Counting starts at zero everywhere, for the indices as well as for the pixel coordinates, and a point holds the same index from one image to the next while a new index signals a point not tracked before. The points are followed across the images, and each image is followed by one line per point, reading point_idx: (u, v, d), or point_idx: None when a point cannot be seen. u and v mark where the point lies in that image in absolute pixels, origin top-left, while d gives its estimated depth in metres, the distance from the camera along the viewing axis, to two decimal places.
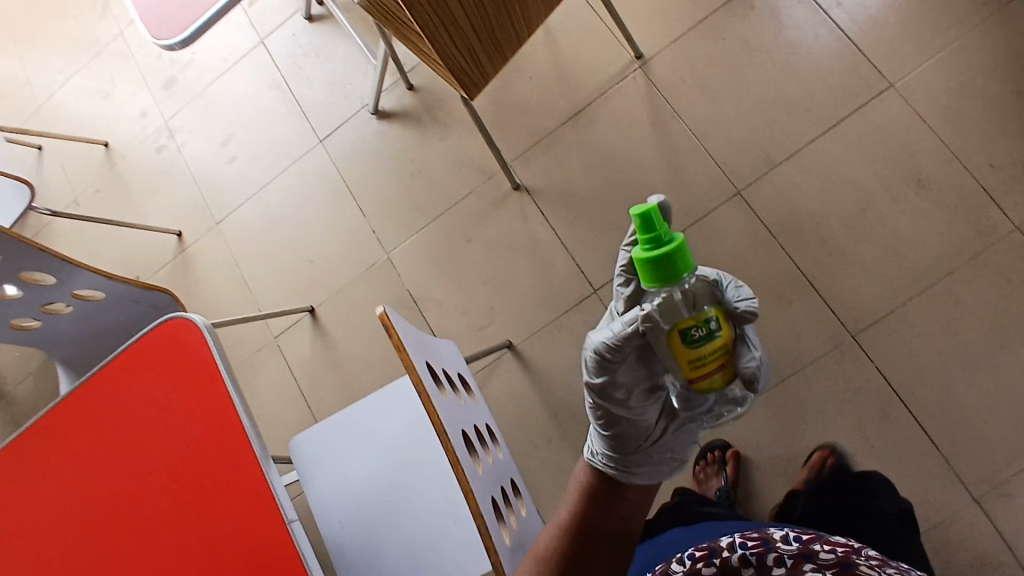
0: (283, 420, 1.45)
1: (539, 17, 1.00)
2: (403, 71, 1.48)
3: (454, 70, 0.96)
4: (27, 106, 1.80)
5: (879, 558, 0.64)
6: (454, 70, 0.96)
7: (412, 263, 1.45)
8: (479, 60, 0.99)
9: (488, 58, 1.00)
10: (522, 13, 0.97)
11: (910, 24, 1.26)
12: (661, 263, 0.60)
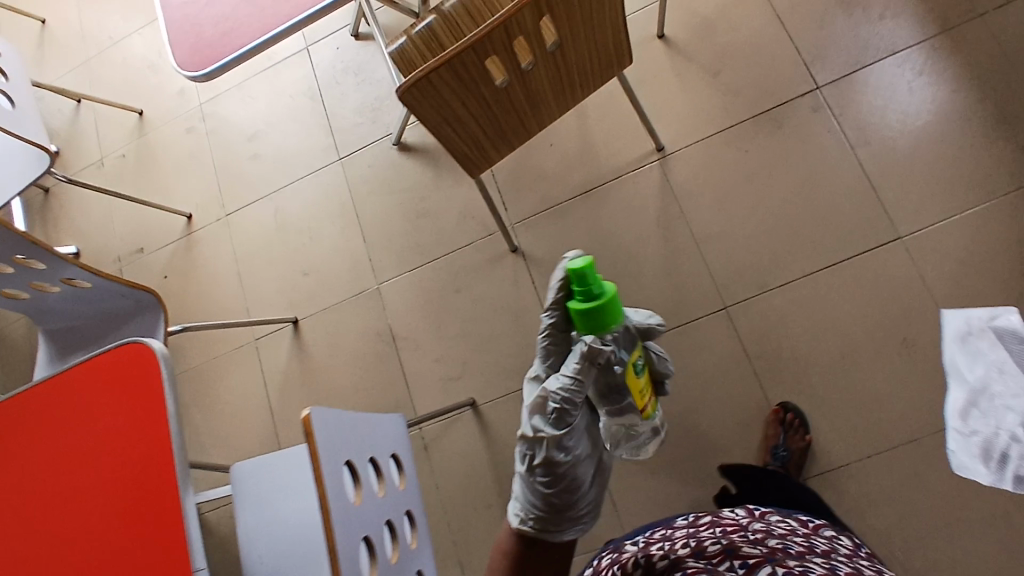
0: (248, 421, 1.50)
1: (551, 117, 1.01)
2: None
3: (454, 153, 0.98)
4: (75, 58, 1.85)
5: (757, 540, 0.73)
6: (455, 153, 0.98)
7: (399, 299, 1.47)
8: (483, 147, 1.00)
9: (493, 146, 1.01)
10: (533, 113, 0.98)
11: (932, 180, 1.25)
12: (598, 316, 0.77)
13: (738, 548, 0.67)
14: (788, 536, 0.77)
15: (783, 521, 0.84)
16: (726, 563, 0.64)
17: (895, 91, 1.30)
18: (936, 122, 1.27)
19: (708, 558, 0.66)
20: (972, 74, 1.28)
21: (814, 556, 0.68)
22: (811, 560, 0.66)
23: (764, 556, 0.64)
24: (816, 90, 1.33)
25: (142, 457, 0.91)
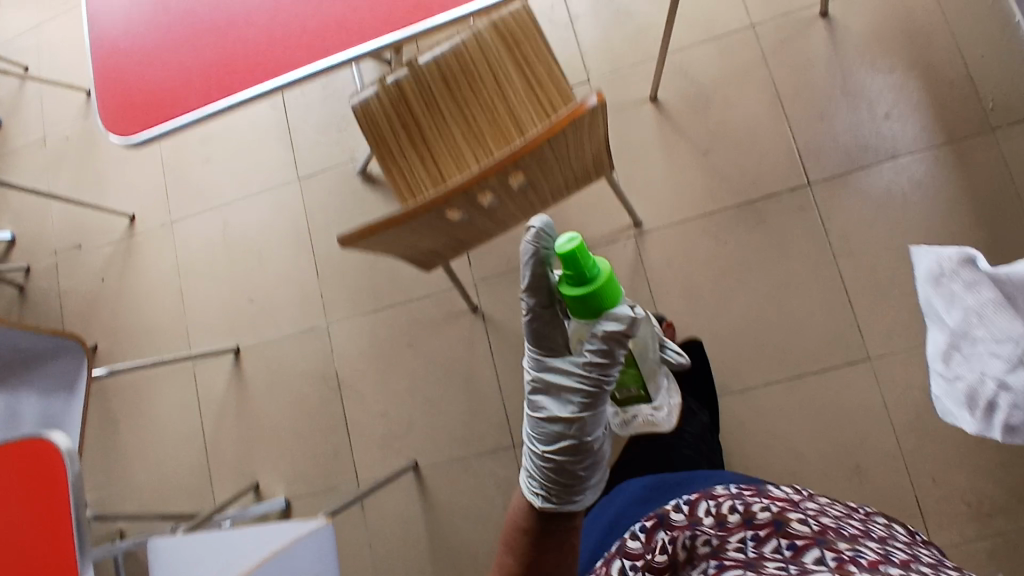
0: (178, 450, 1.43)
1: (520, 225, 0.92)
2: None
3: (411, 260, 0.90)
4: (25, 19, 1.68)
5: (822, 510, 0.68)
6: (411, 260, 0.90)
7: (348, 344, 1.40)
8: (443, 253, 0.92)
9: (455, 250, 0.93)
10: (500, 225, 0.89)
11: (913, 303, 1.21)
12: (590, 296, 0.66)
13: (789, 522, 0.64)
14: (842, 514, 0.69)
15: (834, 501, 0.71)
16: (772, 542, 0.62)
17: (890, 199, 1.24)
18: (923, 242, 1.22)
19: (756, 532, 0.64)
20: (972, 193, 1.22)
21: (871, 540, 0.63)
22: (863, 545, 0.61)
23: (813, 538, 0.61)
24: (808, 186, 1.27)
25: (42, 563, 0.85)
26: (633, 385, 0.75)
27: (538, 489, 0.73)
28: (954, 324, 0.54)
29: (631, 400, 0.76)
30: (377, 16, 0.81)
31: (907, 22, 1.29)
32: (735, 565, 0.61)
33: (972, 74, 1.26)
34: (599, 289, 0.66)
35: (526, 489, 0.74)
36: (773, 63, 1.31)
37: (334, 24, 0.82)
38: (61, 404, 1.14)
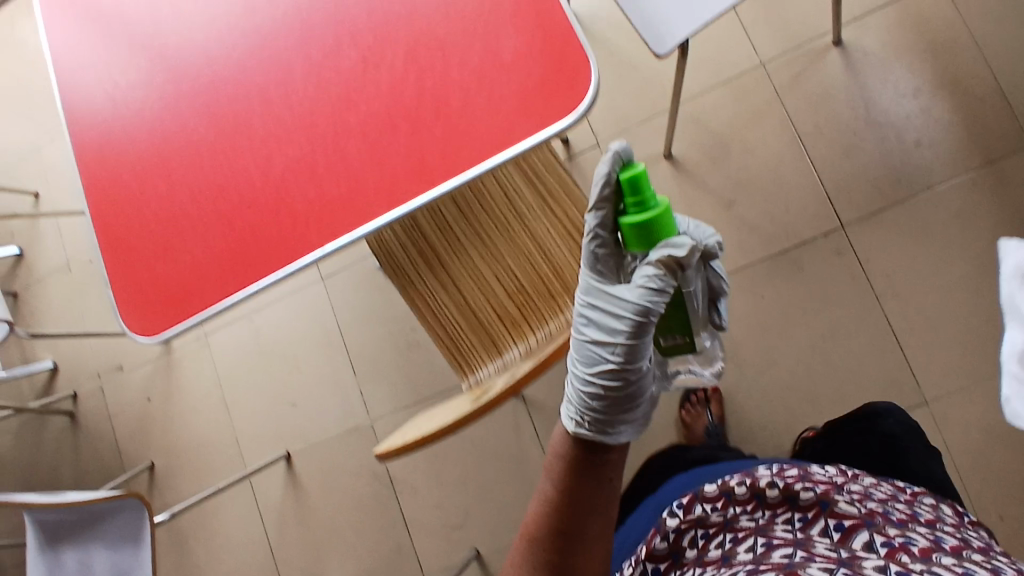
0: (244, 558, 1.46)
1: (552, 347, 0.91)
2: None
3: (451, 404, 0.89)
4: (27, 144, 1.68)
5: (866, 494, 0.69)
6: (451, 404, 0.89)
7: (393, 438, 1.40)
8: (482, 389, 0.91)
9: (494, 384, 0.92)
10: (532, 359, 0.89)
11: (964, 339, 1.16)
12: (649, 227, 0.62)
13: (834, 503, 0.65)
14: (888, 501, 0.70)
15: (879, 485, 0.74)
16: (820, 523, 0.64)
17: (928, 232, 1.18)
18: (967, 273, 1.16)
19: (802, 511, 0.66)
20: (1013, 216, 1.15)
21: (918, 524, 0.64)
22: (912, 528, 0.62)
23: (861, 519, 0.62)
24: (840, 228, 1.21)
25: None
26: (685, 328, 0.71)
27: (582, 421, 0.68)
28: None
29: (679, 348, 0.72)
30: (379, 190, 0.80)
31: (927, 37, 1.19)
32: (783, 542, 0.62)
33: (1003, 86, 1.16)
34: (654, 220, 0.62)
35: (566, 417, 0.70)
36: (789, 100, 1.24)
37: (335, 202, 0.81)
38: (130, 553, 1.16)
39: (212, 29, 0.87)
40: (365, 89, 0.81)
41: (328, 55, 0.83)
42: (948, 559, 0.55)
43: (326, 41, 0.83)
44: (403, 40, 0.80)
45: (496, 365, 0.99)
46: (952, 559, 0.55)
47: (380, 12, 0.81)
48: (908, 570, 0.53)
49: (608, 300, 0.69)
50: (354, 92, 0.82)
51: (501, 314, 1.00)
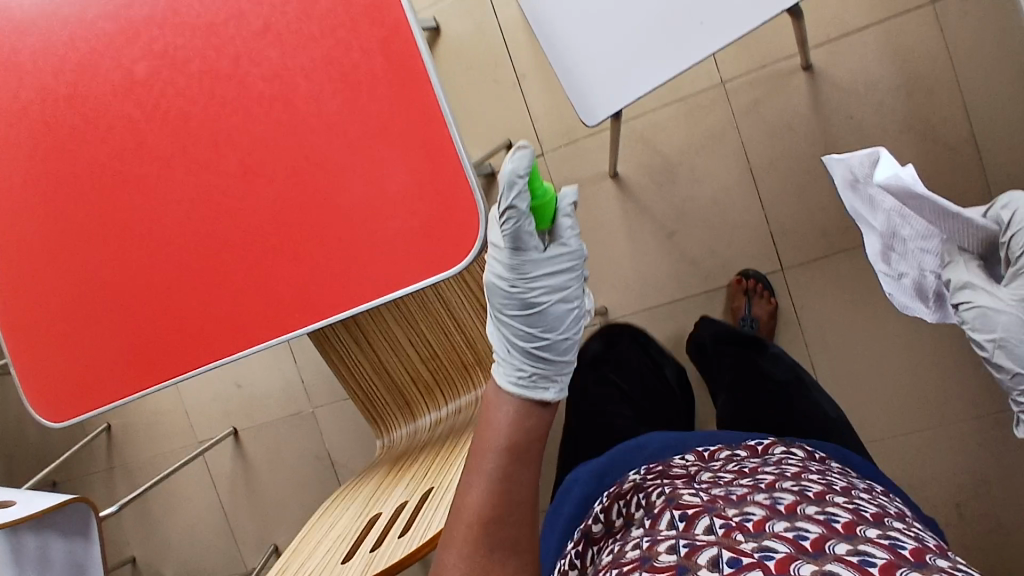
0: (200, 516, 1.57)
1: (460, 424, 0.92)
2: None
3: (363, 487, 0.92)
4: None
5: (714, 479, 0.76)
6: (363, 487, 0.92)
7: (333, 427, 1.45)
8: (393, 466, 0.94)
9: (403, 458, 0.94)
10: (439, 443, 0.90)
11: (889, 395, 1.15)
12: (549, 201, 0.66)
13: (679, 498, 0.71)
14: (734, 481, 0.75)
15: (732, 458, 0.83)
16: (666, 516, 0.69)
17: (868, 285, 1.13)
18: (903, 330, 1.13)
19: (656, 513, 0.71)
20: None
21: (757, 494, 0.69)
22: (746, 500, 0.67)
23: (702, 506, 0.68)
24: (780, 272, 1.17)
25: None
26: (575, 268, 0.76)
27: (541, 384, 0.70)
28: (882, 225, 0.77)
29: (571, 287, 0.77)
30: (267, 307, 0.78)
31: (902, 69, 1.08)
32: (631, 559, 0.64)
33: (977, 135, 1.07)
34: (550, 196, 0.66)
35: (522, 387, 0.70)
36: (744, 127, 1.15)
37: (225, 318, 0.80)
38: (83, 548, 1.26)
39: (92, 106, 0.81)
40: (251, 201, 0.77)
41: (211, 156, 0.78)
42: (778, 526, 0.61)
43: (207, 142, 0.78)
44: (286, 153, 0.75)
45: (410, 428, 1.02)
46: (780, 524, 0.61)
47: (261, 116, 0.75)
48: (737, 553, 0.58)
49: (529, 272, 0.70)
50: (238, 201, 0.78)
51: (417, 379, 1.01)
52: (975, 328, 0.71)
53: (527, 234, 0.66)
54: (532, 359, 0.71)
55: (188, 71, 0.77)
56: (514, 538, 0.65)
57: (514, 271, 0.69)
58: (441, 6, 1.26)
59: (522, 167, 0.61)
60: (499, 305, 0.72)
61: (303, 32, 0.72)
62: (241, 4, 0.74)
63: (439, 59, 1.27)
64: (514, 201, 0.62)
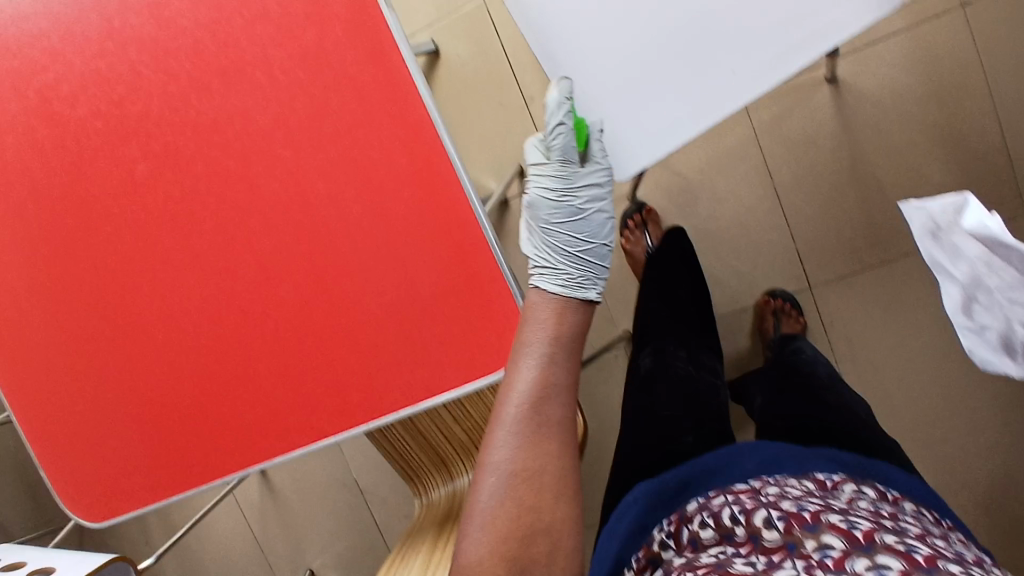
0: (233, 546, 1.58)
1: None
2: None
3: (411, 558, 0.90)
4: None
5: (784, 496, 0.64)
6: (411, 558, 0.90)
7: (358, 454, 1.45)
8: (439, 532, 0.92)
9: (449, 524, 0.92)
10: None
11: (924, 408, 1.12)
12: None
13: (761, 530, 0.59)
14: (804, 501, 0.63)
15: (794, 484, 0.68)
16: (745, 553, 0.58)
17: (897, 300, 1.11)
18: (935, 342, 1.11)
19: (736, 547, 0.60)
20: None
21: (833, 515, 0.58)
22: (830, 524, 0.56)
23: (784, 543, 0.56)
24: (808, 289, 1.14)
25: None
26: None
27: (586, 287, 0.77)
28: (964, 275, 0.58)
29: None
30: (297, 411, 0.75)
31: (931, 78, 1.03)
32: None
33: (1009, 144, 1.03)
34: None
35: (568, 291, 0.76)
36: (767, 143, 1.11)
37: (254, 425, 0.76)
38: None
39: (87, 209, 0.75)
40: (275, 305, 0.73)
41: (227, 261, 0.73)
42: (861, 565, 0.50)
43: (219, 243, 0.73)
44: (308, 256, 0.71)
45: (448, 486, 1.00)
46: (864, 564, 0.50)
47: (278, 219, 0.71)
48: None
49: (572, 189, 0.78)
50: (261, 303, 0.73)
51: (451, 437, 0.99)
52: None
53: (570, 147, 0.76)
54: (575, 261, 0.78)
55: (192, 172, 0.71)
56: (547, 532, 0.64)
57: (559, 185, 0.78)
58: (437, 26, 1.19)
59: (569, 98, 0.72)
60: (545, 218, 0.80)
61: (316, 129, 0.67)
62: (244, 100, 0.68)
63: (439, 83, 1.20)
64: (563, 120, 0.73)
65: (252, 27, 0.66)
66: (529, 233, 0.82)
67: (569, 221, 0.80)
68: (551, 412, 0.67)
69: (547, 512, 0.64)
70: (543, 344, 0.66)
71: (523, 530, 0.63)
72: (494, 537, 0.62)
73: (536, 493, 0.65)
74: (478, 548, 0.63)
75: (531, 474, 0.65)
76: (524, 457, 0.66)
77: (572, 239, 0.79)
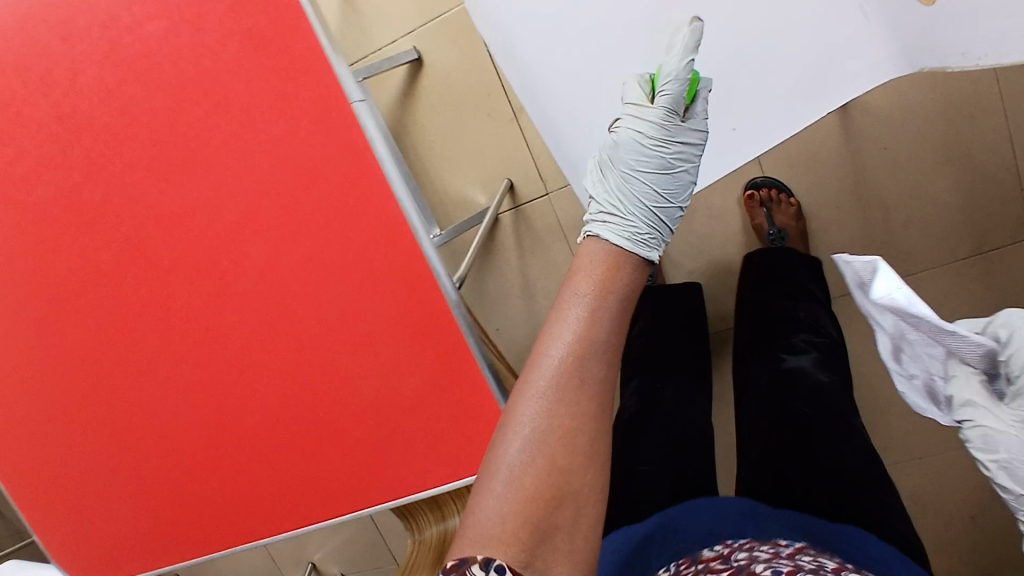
0: None
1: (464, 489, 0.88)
2: None
3: None
4: None
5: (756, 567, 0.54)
6: None
7: None
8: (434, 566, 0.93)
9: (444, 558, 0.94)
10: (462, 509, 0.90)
11: (917, 432, 1.09)
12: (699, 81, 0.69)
13: None
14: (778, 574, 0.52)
15: (756, 551, 0.59)
16: None
17: None
18: None
19: None
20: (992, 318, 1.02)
21: None
22: None
23: None
24: None
25: None
26: None
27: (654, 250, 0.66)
28: (889, 329, 0.57)
29: None
30: (283, 492, 0.74)
31: (942, 96, 0.96)
32: None
33: None
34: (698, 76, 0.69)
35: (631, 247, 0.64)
36: (766, 161, 1.06)
37: (233, 508, 0.75)
38: None
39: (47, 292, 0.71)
40: (251, 396, 0.71)
41: (199, 349, 0.70)
42: None
43: (190, 330, 0.69)
44: (283, 350, 0.68)
45: (440, 524, 1.00)
46: None
47: (249, 309, 0.67)
48: None
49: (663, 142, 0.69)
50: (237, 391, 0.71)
51: None
52: (975, 448, 0.55)
53: (678, 99, 0.68)
54: (644, 217, 0.67)
55: (155, 259, 0.67)
56: (572, 509, 0.53)
57: (656, 132, 0.68)
58: (420, 31, 1.11)
59: (692, 50, 0.66)
60: (630, 163, 0.70)
61: (288, 228, 0.63)
62: (210, 194, 0.64)
63: (424, 93, 1.14)
64: (681, 68, 0.66)
65: (215, 119, 0.61)
66: (605, 174, 0.72)
67: (654, 174, 0.70)
68: (596, 369, 0.57)
69: (577, 477, 0.54)
70: (593, 295, 0.59)
71: (551, 493, 0.53)
72: (522, 493, 0.52)
73: (569, 454, 0.54)
74: (494, 514, 0.52)
75: (568, 434, 0.55)
76: (558, 419, 0.55)
77: (652, 194, 0.70)
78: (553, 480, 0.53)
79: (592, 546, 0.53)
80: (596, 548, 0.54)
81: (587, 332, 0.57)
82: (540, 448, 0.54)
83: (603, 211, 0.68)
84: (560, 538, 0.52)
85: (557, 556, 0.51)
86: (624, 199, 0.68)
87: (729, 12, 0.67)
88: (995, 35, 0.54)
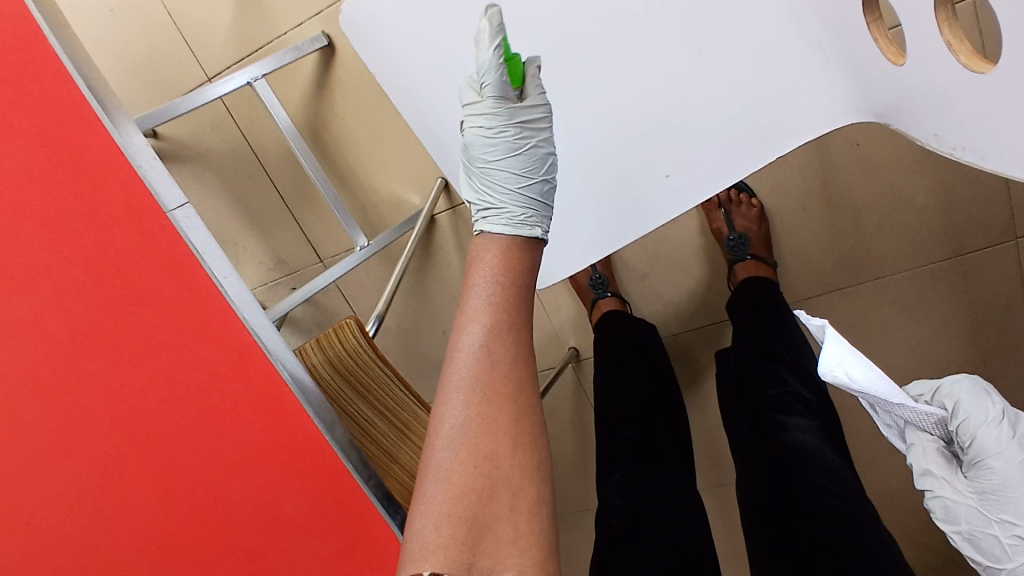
0: None
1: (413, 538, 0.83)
2: (289, 275, 1.15)
3: None
4: None
5: None
6: None
7: None
8: None
9: None
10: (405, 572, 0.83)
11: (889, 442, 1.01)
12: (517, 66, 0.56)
13: None
14: None
15: None
16: None
17: (869, 329, 0.96)
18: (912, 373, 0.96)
19: None
20: (973, 323, 0.91)
21: None
22: None
23: None
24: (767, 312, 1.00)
25: None
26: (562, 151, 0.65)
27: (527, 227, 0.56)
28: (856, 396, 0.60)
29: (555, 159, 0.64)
30: None
31: None
32: None
33: None
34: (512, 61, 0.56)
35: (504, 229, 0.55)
36: None
37: None
38: None
39: None
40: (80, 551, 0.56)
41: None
42: None
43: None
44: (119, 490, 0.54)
45: None
46: None
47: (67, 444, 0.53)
48: None
49: (505, 128, 0.57)
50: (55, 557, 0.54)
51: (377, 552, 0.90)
52: (938, 519, 0.59)
53: (505, 82, 0.56)
54: (514, 198, 0.57)
55: None
56: (506, 499, 0.46)
57: (497, 121, 0.57)
58: (326, 14, 0.95)
59: (499, 35, 0.54)
60: (481, 160, 0.58)
61: (112, 351, 0.52)
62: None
63: (340, 83, 1.00)
64: (494, 56, 0.54)
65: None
66: (467, 178, 0.61)
67: (510, 158, 0.58)
68: (506, 348, 0.50)
69: (508, 460, 0.47)
70: (496, 282, 0.52)
71: (481, 490, 0.46)
72: (451, 503, 0.45)
73: (492, 440, 0.47)
74: (428, 524, 0.45)
75: (487, 425, 0.48)
76: (473, 407, 0.48)
77: (516, 178, 0.58)
78: (479, 476, 0.46)
79: (541, 525, 0.47)
80: (548, 525, 0.47)
81: (489, 315, 0.50)
82: (461, 441, 0.47)
83: (478, 212, 0.58)
84: (501, 528, 0.45)
85: (502, 548, 0.45)
86: (489, 195, 0.58)
87: (675, 37, 0.55)
88: (995, 141, 0.40)
